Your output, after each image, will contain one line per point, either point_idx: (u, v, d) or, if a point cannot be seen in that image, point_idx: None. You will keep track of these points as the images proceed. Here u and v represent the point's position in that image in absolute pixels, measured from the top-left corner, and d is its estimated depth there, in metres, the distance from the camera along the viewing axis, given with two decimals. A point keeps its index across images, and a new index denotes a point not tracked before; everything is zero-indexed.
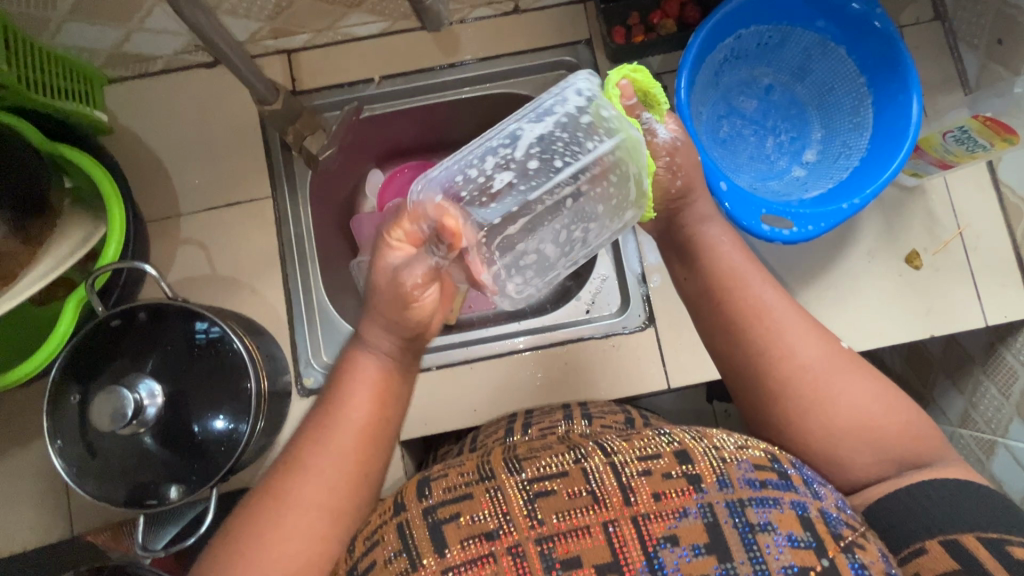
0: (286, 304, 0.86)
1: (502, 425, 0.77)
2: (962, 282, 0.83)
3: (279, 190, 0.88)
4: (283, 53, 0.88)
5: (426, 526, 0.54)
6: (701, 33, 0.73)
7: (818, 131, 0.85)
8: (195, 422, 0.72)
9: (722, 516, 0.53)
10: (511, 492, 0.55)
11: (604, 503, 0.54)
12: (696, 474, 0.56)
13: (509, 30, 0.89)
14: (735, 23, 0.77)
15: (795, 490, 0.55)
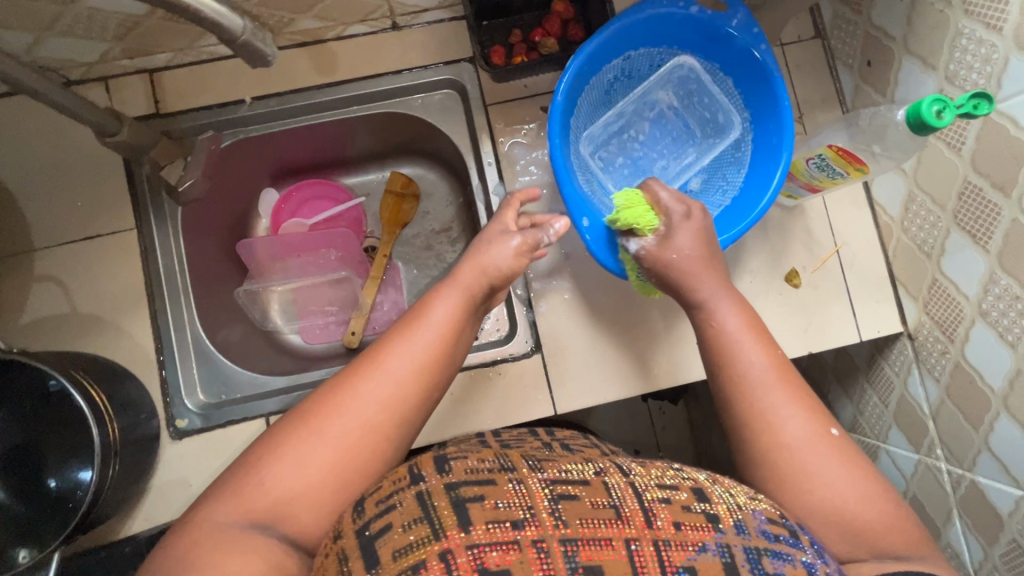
0: (154, 342, 0.81)
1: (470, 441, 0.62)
2: (838, 300, 0.85)
3: (145, 220, 0.83)
4: (143, 73, 0.82)
5: (449, 500, 0.45)
6: (584, 51, 0.73)
7: (695, 157, 0.85)
8: (50, 476, 0.71)
9: (741, 560, 0.45)
10: (535, 488, 0.47)
11: (628, 520, 0.45)
12: (715, 513, 0.48)
13: (387, 47, 0.85)
14: (621, 43, 0.76)
15: (803, 549, 0.48)
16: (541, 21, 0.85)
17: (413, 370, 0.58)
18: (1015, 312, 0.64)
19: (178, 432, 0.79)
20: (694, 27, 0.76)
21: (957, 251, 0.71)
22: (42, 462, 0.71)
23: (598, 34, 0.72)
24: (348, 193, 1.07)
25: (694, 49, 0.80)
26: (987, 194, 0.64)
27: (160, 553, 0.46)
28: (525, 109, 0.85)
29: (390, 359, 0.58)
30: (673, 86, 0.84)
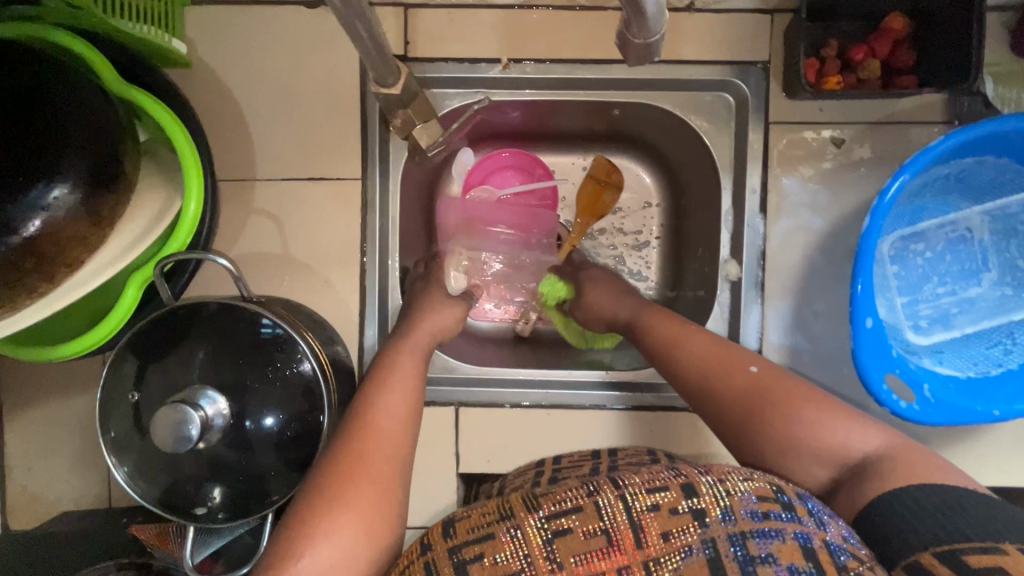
0: (359, 303, 0.77)
1: (530, 470, 0.67)
2: None
3: (370, 171, 0.76)
4: (402, 8, 0.73)
5: (453, 567, 0.44)
6: (953, 137, 0.59)
7: (981, 295, 0.69)
8: (249, 417, 0.64)
9: (725, 552, 0.44)
10: (532, 532, 0.44)
11: (618, 544, 0.44)
12: (702, 510, 0.45)
13: (674, 32, 0.73)
14: (991, 142, 0.62)
15: (798, 521, 0.46)
16: (867, 38, 0.70)
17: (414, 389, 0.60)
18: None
19: None
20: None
21: None
22: (244, 407, 0.64)
23: (979, 126, 0.58)
24: (545, 168, 0.92)
25: None
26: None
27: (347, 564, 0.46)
28: (813, 138, 0.73)
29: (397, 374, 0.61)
30: (994, 215, 0.68)
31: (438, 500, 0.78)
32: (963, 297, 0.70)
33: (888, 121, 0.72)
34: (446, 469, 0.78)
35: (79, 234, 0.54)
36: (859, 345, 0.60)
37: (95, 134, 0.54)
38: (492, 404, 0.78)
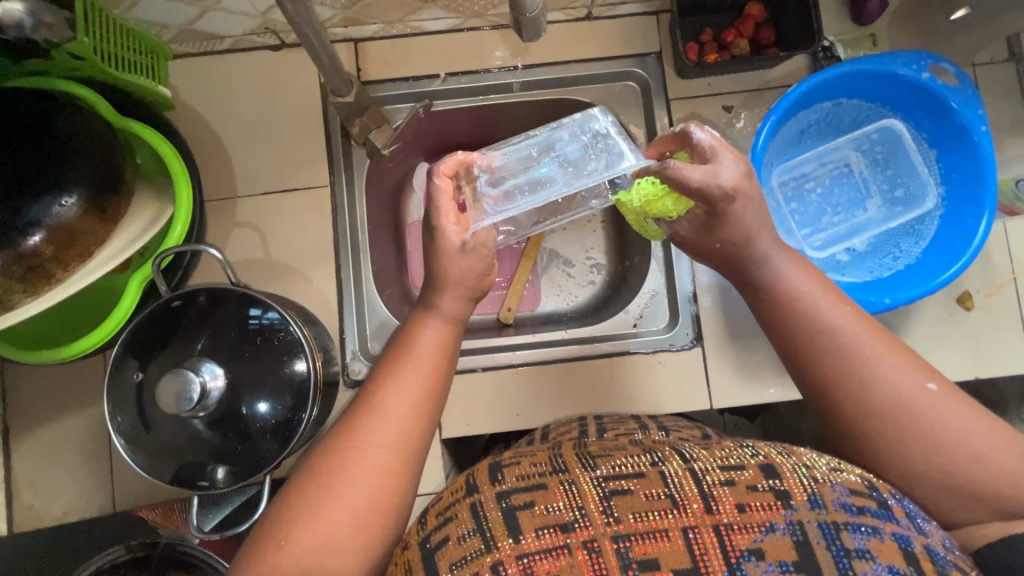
0: (337, 294, 0.85)
1: (573, 426, 0.74)
2: (1011, 324, 0.83)
3: (336, 177, 0.87)
4: (351, 42, 0.87)
5: (500, 509, 0.50)
6: (805, 84, 0.72)
7: (870, 218, 0.82)
8: (244, 404, 0.71)
9: (814, 537, 0.47)
10: (587, 487, 0.51)
11: (685, 509, 0.49)
12: (784, 490, 0.50)
13: (580, 37, 0.88)
14: (840, 88, 0.75)
15: (896, 520, 0.48)
16: (734, 22, 0.86)
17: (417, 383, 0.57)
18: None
19: (352, 381, 0.84)
20: (914, 92, 0.74)
21: None
22: (240, 392, 0.71)
23: (825, 71, 0.71)
24: None
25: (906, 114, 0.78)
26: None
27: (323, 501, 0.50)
28: (709, 108, 0.87)
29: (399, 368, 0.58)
30: (865, 150, 0.82)
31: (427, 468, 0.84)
32: (854, 221, 0.82)
33: (766, 86, 0.87)
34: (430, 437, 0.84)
35: (90, 227, 0.64)
36: None
37: (95, 149, 0.64)
38: (467, 370, 0.86)
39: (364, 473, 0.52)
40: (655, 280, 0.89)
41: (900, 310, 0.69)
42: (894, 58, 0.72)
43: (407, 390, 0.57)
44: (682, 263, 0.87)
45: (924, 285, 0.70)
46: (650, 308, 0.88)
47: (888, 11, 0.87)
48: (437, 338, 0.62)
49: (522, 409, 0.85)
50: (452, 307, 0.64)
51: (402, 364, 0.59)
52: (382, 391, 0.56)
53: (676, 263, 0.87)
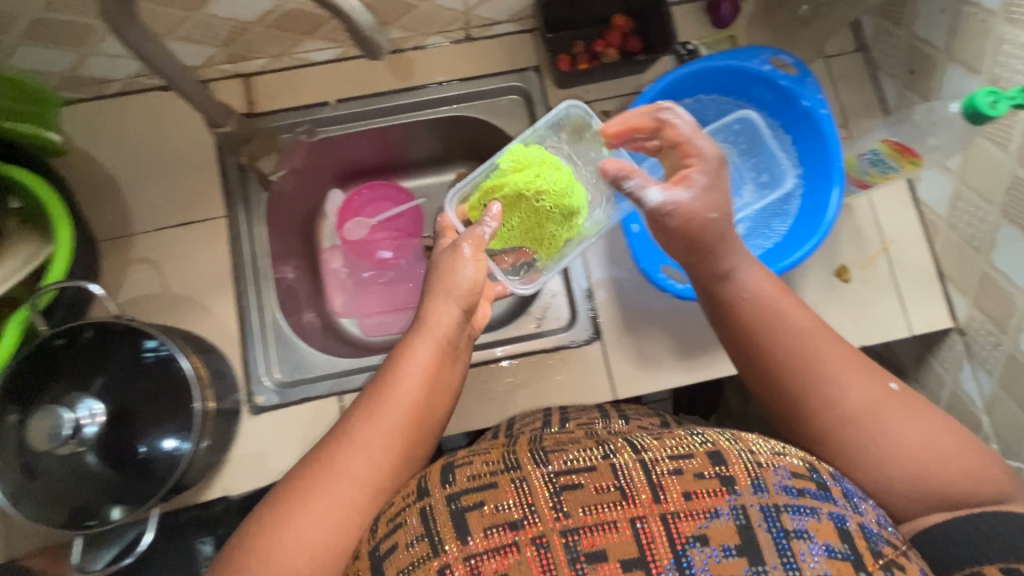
0: (238, 321, 0.85)
1: (538, 416, 0.75)
2: (886, 292, 0.88)
3: (235, 209, 0.89)
4: (240, 77, 0.90)
5: (449, 511, 0.49)
6: (659, 83, 0.78)
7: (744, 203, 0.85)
8: (141, 442, 0.70)
9: (756, 520, 0.47)
10: (537, 482, 0.49)
11: (633, 499, 0.48)
12: (729, 475, 0.49)
13: (462, 57, 0.92)
14: (695, 84, 0.81)
15: (834, 500, 0.50)
16: (602, 34, 0.91)
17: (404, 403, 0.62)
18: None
19: (258, 408, 0.83)
20: (762, 83, 0.80)
21: (1008, 244, 0.76)
22: (134, 426, 0.71)
23: (675, 70, 0.77)
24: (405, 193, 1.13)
25: (761, 104, 0.84)
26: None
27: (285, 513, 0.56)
28: None
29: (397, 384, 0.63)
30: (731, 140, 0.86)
31: None
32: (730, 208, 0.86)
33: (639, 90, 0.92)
34: None
35: None
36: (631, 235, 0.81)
37: None
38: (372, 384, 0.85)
39: (343, 484, 0.57)
40: (555, 281, 0.91)
41: (764, 285, 0.73)
42: (739, 53, 0.78)
43: (380, 424, 0.61)
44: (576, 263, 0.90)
45: (784, 260, 0.74)
46: (551, 307, 0.91)
47: (744, 15, 0.94)
48: (424, 365, 0.65)
49: None
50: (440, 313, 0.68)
51: (385, 393, 0.63)
52: (360, 420, 0.61)
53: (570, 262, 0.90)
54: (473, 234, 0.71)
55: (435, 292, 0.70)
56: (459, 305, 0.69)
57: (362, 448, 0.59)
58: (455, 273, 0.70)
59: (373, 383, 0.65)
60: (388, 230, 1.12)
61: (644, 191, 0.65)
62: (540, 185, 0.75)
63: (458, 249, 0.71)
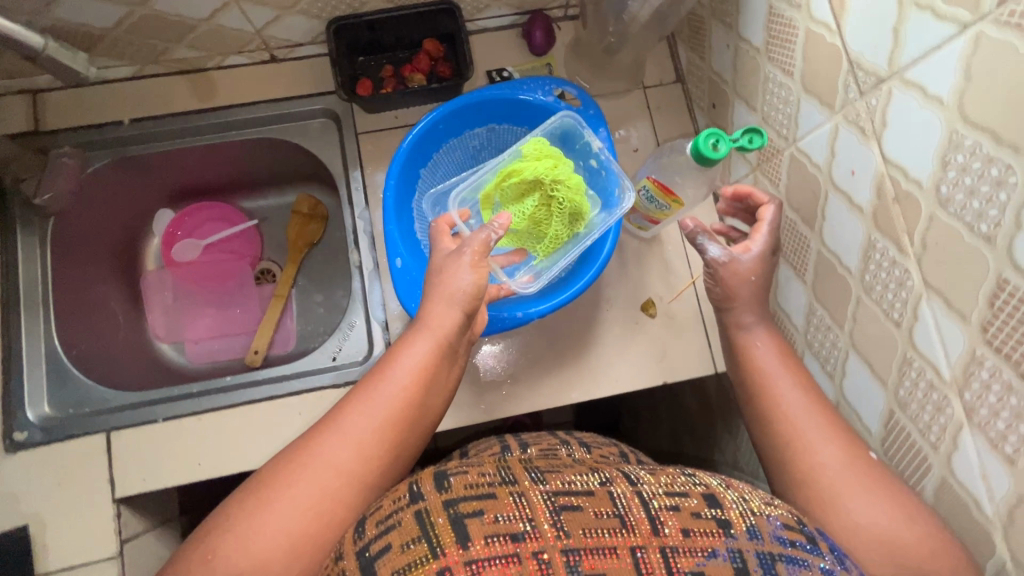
0: (2, 352, 0.81)
1: (494, 442, 0.74)
2: (691, 328, 0.87)
3: (11, 235, 0.85)
4: (25, 92, 0.86)
5: (447, 517, 0.46)
6: (438, 114, 0.79)
7: None
8: None
9: (753, 564, 0.46)
10: (537, 499, 0.49)
11: (632, 528, 0.47)
12: (726, 518, 0.49)
13: (267, 78, 0.89)
14: (482, 115, 0.82)
15: (822, 555, 0.49)
16: (413, 59, 0.90)
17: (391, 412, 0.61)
18: (898, 302, 0.57)
19: (13, 445, 0.78)
20: (547, 115, 0.82)
21: (789, 283, 0.75)
22: None
23: (451, 103, 0.78)
24: (236, 214, 1.08)
25: None
26: (830, 211, 0.64)
27: (222, 529, 0.54)
28: (397, 140, 0.89)
29: (379, 388, 0.62)
30: None
31: (96, 535, 0.76)
32: None
33: None
34: (98, 501, 0.77)
35: None
36: (397, 261, 0.75)
37: None
38: (143, 421, 0.80)
39: (321, 486, 0.56)
40: (357, 313, 0.88)
41: (529, 322, 0.73)
42: (522, 85, 0.80)
43: (373, 417, 0.60)
44: (373, 297, 0.86)
45: (555, 298, 0.75)
46: (353, 340, 0.87)
47: (561, 42, 0.92)
48: (419, 363, 0.63)
49: (204, 460, 0.80)
50: (439, 316, 0.64)
51: (377, 392, 0.61)
52: (346, 415, 0.60)
53: (371, 293, 0.86)
54: (477, 239, 0.65)
55: (432, 293, 0.65)
56: (461, 310, 0.64)
57: (342, 453, 0.58)
58: (453, 277, 0.64)
59: (368, 377, 0.64)
60: (212, 257, 1.07)
61: (709, 247, 0.70)
62: (561, 173, 0.73)
63: (459, 255, 0.65)
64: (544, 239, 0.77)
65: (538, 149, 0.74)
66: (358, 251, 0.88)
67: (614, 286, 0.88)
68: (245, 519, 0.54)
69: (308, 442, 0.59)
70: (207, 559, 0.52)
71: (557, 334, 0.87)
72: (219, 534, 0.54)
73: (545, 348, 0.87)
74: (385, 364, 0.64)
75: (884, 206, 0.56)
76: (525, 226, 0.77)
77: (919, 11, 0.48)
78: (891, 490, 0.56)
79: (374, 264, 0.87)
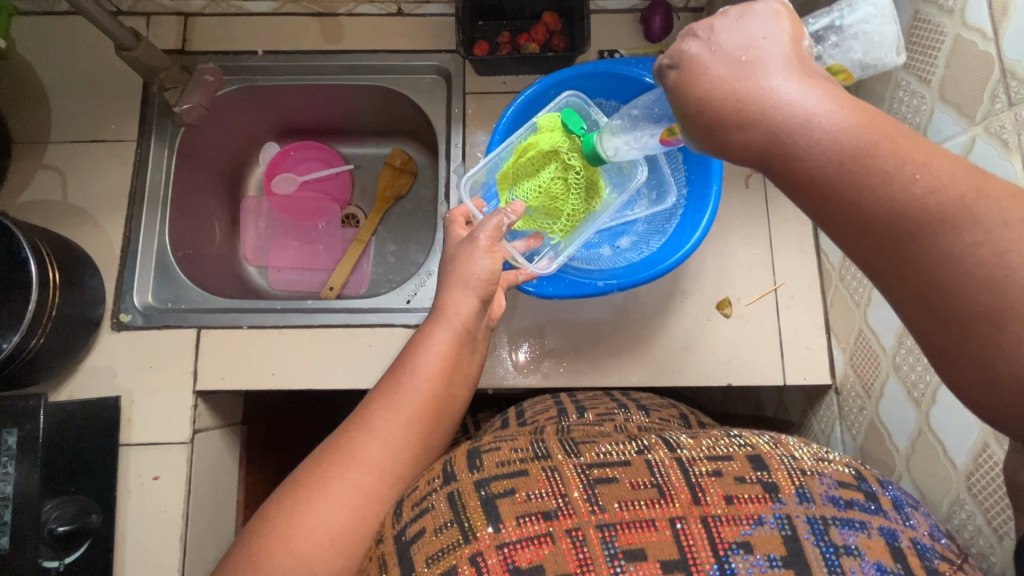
0: (123, 241, 0.89)
1: (550, 404, 0.76)
2: (766, 334, 0.85)
3: (146, 137, 0.93)
4: (180, 15, 0.95)
5: (480, 497, 0.51)
6: (552, 79, 0.81)
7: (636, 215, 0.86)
8: None
9: (804, 532, 0.48)
10: (570, 474, 0.52)
11: (671, 499, 0.50)
12: (773, 482, 0.51)
13: (391, 30, 0.95)
14: (592, 87, 0.84)
15: (882, 514, 0.50)
16: (530, 29, 0.92)
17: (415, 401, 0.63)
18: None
19: (119, 325, 0.85)
20: None
21: (881, 301, 0.72)
22: None
23: (565, 70, 0.80)
24: (334, 157, 1.13)
25: None
26: None
27: (271, 521, 0.56)
28: (502, 104, 0.92)
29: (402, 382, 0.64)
30: None
31: (174, 420, 0.83)
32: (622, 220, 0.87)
33: None
34: (181, 390, 0.84)
35: None
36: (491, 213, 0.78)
37: None
38: (229, 326, 0.86)
39: (356, 483, 0.57)
40: (435, 263, 0.91)
41: (609, 292, 0.73)
42: (637, 62, 0.81)
43: (400, 411, 0.62)
44: None
45: (638, 274, 0.74)
46: (430, 287, 0.90)
47: (679, 32, 0.92)
48: (442, 353, 0.66)
49: (276, 372, 0.85)
50: (460, 301, 0.68)
51: (402, 383, 0.64)
52: (373, 409, 0.62)
53: None
54: (490, 224, 0.69)
55: (452, 280, 0.69)
56: (477, 295, 0.68)
57: (371, 446, 0.59)
58: (470, 262, 0.68)
59: (391, 373, 0.66)
60: (305, 195, 1.12)
61: None
62: (575, 144, 0.76)
63: (474, 240, 0.68)
64: (560, 215, 0.79)
65: (550, 125, 0.77)
66: (447, 205, 0.91)
67: (692, 279, 0.87)
68: (286, 520, 0.55)
69: (337, 442, 0.60)
70: (254, 561, 0.54)
71: (626, 318, 0.87)
72: (267, 532, 0.55)
73: (612, 328, 0.87)
74: (411, 353, 0.67)
75: None
76: (540, 206, 0.79)
77: None
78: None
79: None
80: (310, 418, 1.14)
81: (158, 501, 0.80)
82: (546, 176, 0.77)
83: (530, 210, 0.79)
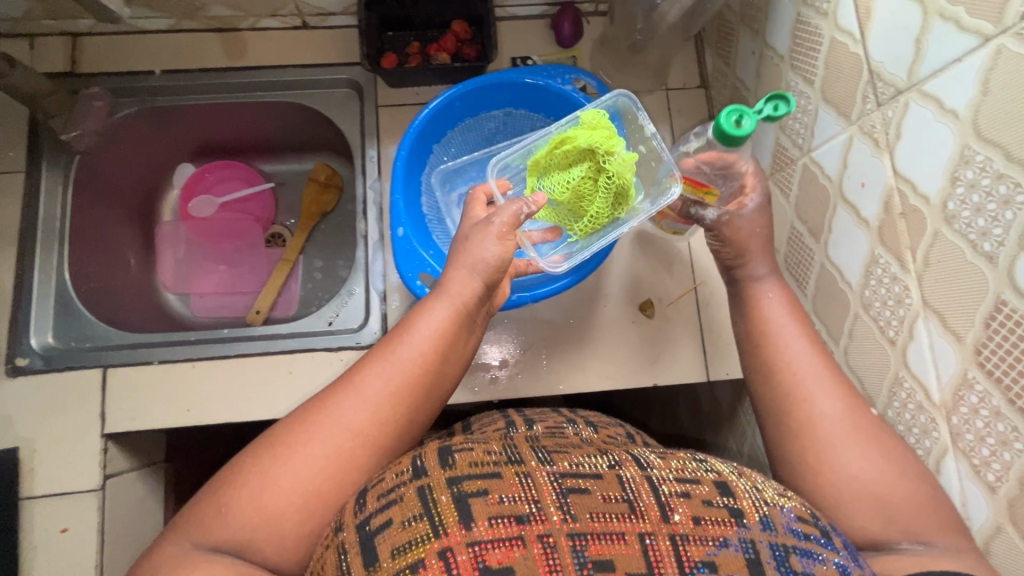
0: (15, 281, 0.84)
1: (493, 416, 0.73)
2: (689, 331, 0.87)
3: (36, 168, 0.87)
4: (67, 35, 0.89)
5: (451, 496, 0.44)
6: (456, 89, 0.79)
7: None
8: None
9: (766, 557, 0.43)
10: (543, 481, 0.46)
11: (641, 514, 0.44)
12: (739, 507, 0.46)
13: (297, 44, 0.91)
14: (500, 96, 0.83)
15: (837, 551, 0.45)
16: (439, 38, 0.91)
17: (407, 371, 0.57)
18: (894, 320, 0.56)
19: (14, 370, 0.80)
20: (565, 103, 0.82)
21: None
22: None
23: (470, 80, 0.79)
24: (251, 176, 1.09)
25: None
26: (837, 224, 0.63)
27: (234, 474, 0.52)
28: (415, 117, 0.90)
29: (398, 351, 0.58)
30: None
31: (81, 466, 0.78)
32: None
33: None
34: (87, 436, 0.79)
35: None
36: (399, 230, 0.76)
37: None
38: (139, 363, 0.82)
39: (335, 445, 0.52)
40: (356, 282, 0.89)
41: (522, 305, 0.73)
42: (543, 71, 0.81)
43: (390, 384, 0.56)
44: (372, 266, 0.88)
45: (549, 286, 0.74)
46: (351, 307, 0.88)
47: (589, 36, 0.93)
48: (439, 329, 0.59)
49: (192, 406, 0.81)
50: (461, 285, 0.61)
51: (397, 351, 0.58)
52: (363, 372, 0.57)
53: (371, 262, 0.87)
54: (508, 211, 0.60)
55: (459, 259, 0.61)
56: (484, 280, 0.61)
57: (355, 411, 0.54)
58: (480, 246, 0.60)
59: (389, 339, 0.60)
60: (223, 218, 1.08)
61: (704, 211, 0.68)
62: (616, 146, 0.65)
63: (489, 224, 0.61)
64: (580, 217, 0.71)
65: (594, 121, 0.67)
66: (364, 220, 0.89)
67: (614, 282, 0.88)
68: (263, 464, 0.51)
69: (321, 401, 0.55)
70: (220, 510, 0.50)
71: (551, 325, 0.87)
72: (236, 482, 0.51)
73: (540, 336, 0.86)
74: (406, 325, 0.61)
75: (890, 221, 0.55)
76: (565, 203, 0.71)
77: (942, 23, 0.47)
78: (888, 444, 0.53)
79: (379, 236, 0.88)
80: (241, 446, 1.09)
81: (69, 555, 0.76)
82: (576, 174, 0.68)
83: (553, 203, 0.72)
